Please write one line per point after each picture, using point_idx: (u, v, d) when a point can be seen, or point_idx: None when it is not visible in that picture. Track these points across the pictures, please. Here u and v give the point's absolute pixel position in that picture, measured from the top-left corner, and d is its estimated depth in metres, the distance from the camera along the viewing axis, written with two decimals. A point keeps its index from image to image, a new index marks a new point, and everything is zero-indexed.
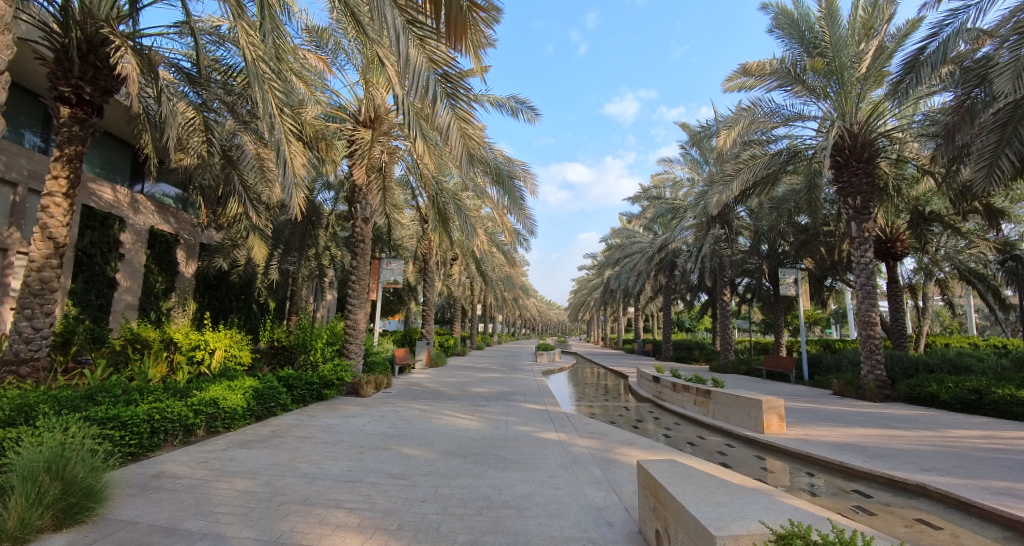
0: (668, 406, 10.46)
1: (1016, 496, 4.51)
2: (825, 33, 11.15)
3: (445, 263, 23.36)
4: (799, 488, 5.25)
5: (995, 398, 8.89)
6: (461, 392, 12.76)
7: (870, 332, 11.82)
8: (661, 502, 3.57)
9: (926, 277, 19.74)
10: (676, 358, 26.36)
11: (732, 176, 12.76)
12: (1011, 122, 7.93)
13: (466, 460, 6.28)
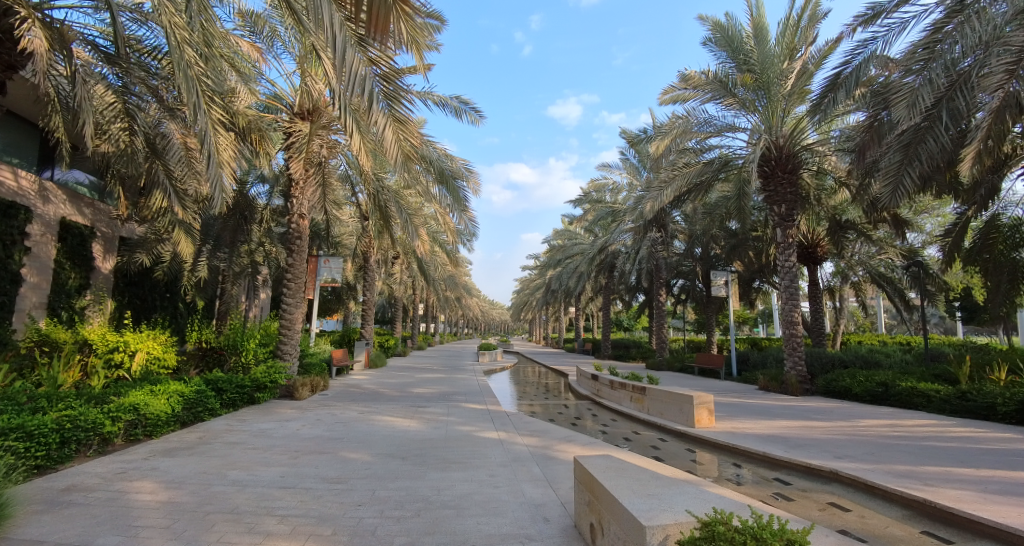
0: (606, 403, 10.72)
1: (914, 478, 4.97)
2: (753, 51, 11.86)
3: (387, 262, 22.91)
4: (725, 477, 5.54)
5: (900, 390, 9.77)
6: (402, 394, 12.53)
7: (793, 331, 12.65)
8: (596, 496, 3.66)
9: (841, 280, 21.41)
10: (615, 357, 27.15)
11: (667, 183, 13.29)
12: (912, 143, 8.69)
13: (405, 462, 6.17)
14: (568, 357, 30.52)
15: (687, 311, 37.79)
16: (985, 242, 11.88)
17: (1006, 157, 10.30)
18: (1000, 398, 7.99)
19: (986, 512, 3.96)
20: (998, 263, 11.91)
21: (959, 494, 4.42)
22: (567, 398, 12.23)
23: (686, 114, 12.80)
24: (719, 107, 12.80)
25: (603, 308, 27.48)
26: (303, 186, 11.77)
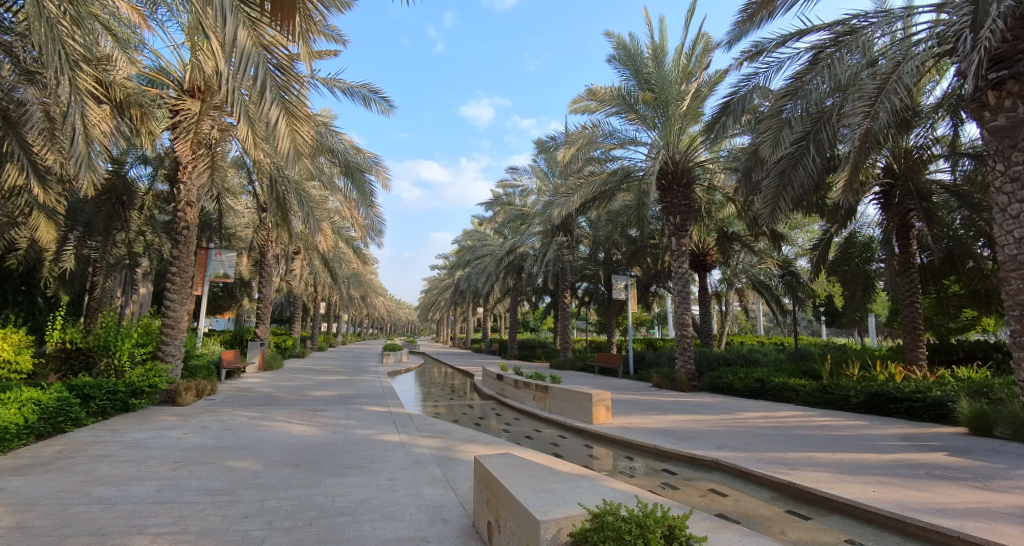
0: (511, 402, 10.92)
1: (779, 463, 5.60)
2: (653, 72, 12.76)
3: (287, 257, 21.58)
4: (619, 470, 5.88)
5: (773, 385, 10.97)
6: (300, 397, 11.86)
7: (684, 333, 13.71)
8: (495, 495, 3.72)
9: (726, 286, 23.61)
10: (521, 357, 27.75)
11: (573, 190, 13.88)
12: (784, 176, 9.76)
13: (299, 469, 5.86)
14: (476, 357, 30.71)
15: (590, 313, 39.52)
16: (845, 256, 13.67)
17: (861, 185, 11.91)
18: (853, 391, 9.24)
19: (834, 489, 4.55)
20: (853, 275, 13.77)
21: (814, 475, 5.04)
22: (473, 399, 12.29)
23: (593, 125, 13.46)
24: (621, 121, 13.61)
25: (510, 308, 27.97)
26: (191, 171, 10.74)
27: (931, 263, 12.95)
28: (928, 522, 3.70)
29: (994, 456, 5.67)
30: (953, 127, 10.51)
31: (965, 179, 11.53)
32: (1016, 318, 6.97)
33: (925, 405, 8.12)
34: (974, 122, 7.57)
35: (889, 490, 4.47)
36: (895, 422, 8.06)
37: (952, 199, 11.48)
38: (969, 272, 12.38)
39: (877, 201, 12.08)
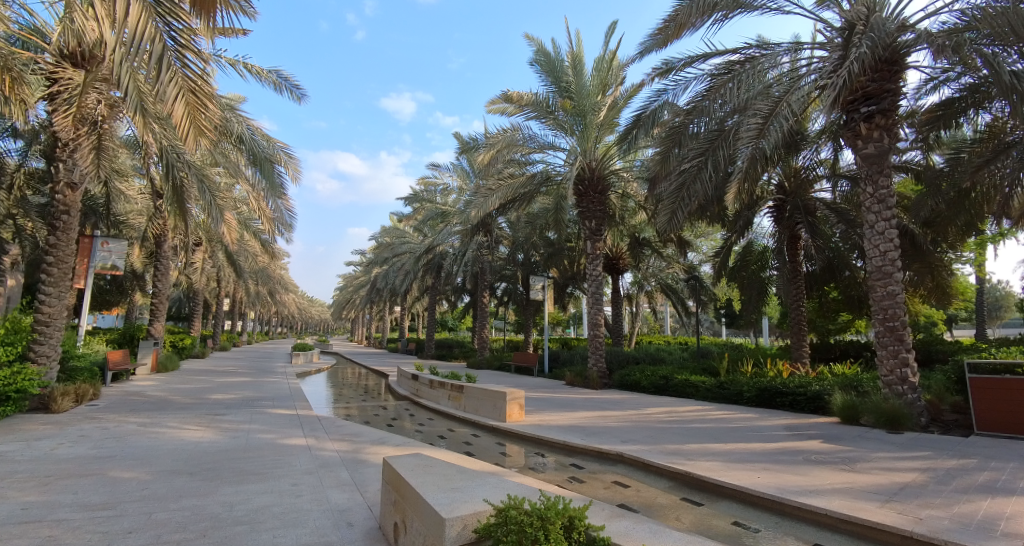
0: (425, 402, 10.82)
1: (677, 454, 6.00)
2: (572, 81, 13.23)
3: (185, 249, 19.81)
4: (528, 466, 6.00)
5: (676, 382, 11.76)
6: (197, 401, 10.96)
7: (596, 333, 14.30)
8: (402, 496, 3.71)
9: (637, 289, 24.94)
10: (438, 356, 27.57)
11: (492, 191, 14.01)
12: (682, 186, 10.35)
13: (194, 477, 5.43)
14: (392, 357, 30.01)
15: (509, 314, 40.03)
16: (742, 263, 14.96)
17: (758, 199, 13.05)
18: (745, 386, 10.11)
19: (723, 476, 4.95)
20: (749, 280, 15.08)
21: (708, 464, 5.43)
22: (386, 400, 12.00)
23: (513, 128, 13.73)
24: (541, 126, 13.94)
25: (428, 307, 27.68)
26: (71, 149, 9.57)
27: (814, 271, 14.43)
28: (800, 502, 4.14)
29: (857, 441, 6.45)
30: (833, 151, 11.85)
31: (842, 198, 13.04)
32: (880, 320, 7.95)
33: (806, 398, 9.06)
34: (848, 149, 8.56)
35: (771, 475, 4.95)
36: (781, 414, 8.93)
37: (832, 215, 12.91)
38: (845, 280, 13.94)
39: (771, 214, 13.31)
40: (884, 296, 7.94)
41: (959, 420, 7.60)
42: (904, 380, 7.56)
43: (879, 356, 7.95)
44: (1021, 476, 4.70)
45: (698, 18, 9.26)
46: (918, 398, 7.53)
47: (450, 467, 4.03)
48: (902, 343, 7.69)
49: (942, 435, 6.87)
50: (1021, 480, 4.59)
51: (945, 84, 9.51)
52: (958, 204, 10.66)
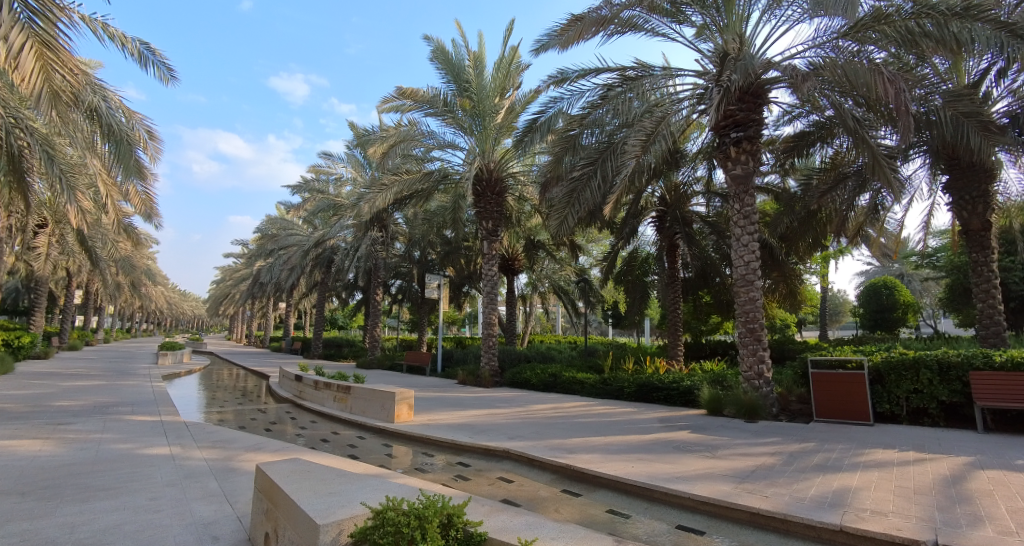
0: (308, 405, 10.23)
1: (561, 448, 6.22)
2: (472, 80, 13.33)
3: (19, 231, 16.84)
4: (413, 467, 5.79)
5: (564, 379, 12.28)
6: (31, 408, 9.38)
7: (490, 332, 14.45)
8: (275, 504, 3.51)
9: (531, 289, 25.63)
10: (327, 355, 26.29)
11: (387, 187, 13.64)
12: (573, 192, 10.62)
13: (24, 498, 4.65)
14: (274, 357, 28.01)
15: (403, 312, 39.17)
16: (628, 267, 16.02)
17: (643, 208, 14.09)
18: (626, 382, 10.86)
19: (601, 467, 5.23)
20: (633, 284, 16.10)
21: (587, 457, 5.69)
22: (265, 403, 11.18)
23: (410, 124, 13.54)
24: (439, 124, 13.95)
25: (317, 304, 26.21)
26: None
27: (690, 278, 15.70)
28: (667, 488, 4.49)
29: (721, 431, 7.17)
30: (708, 170, 13.11)
31: (714, 213, 14.48)
32: (742, 323, 8.92)
33: (679, 393, 9.94)
34: (720, 169, 9.47)
35: (645, 464, 5.32)
36: (656, 408, 9.70)
37: (707, 227, 14.30)
38: (716, 286, 15.42)
39: (654, 223, 14.46)
40: (747, 301, 8.92)
41: (801, 409, 8.78)
42: (760, 375, 8.55)
43: (740, 354, 8.91)
44: (846, 455, 5.55)
45: (593, 32, 9.59)
46: (771, 390, 8.57)
47: (331, 474, 3.85)
48: (760, 342, 8.70)
49: (788, 423, 7.89)
50: (846, 457, 5.41)
51: (798, 118, 10.89)
52: (807, 222, 12.31)
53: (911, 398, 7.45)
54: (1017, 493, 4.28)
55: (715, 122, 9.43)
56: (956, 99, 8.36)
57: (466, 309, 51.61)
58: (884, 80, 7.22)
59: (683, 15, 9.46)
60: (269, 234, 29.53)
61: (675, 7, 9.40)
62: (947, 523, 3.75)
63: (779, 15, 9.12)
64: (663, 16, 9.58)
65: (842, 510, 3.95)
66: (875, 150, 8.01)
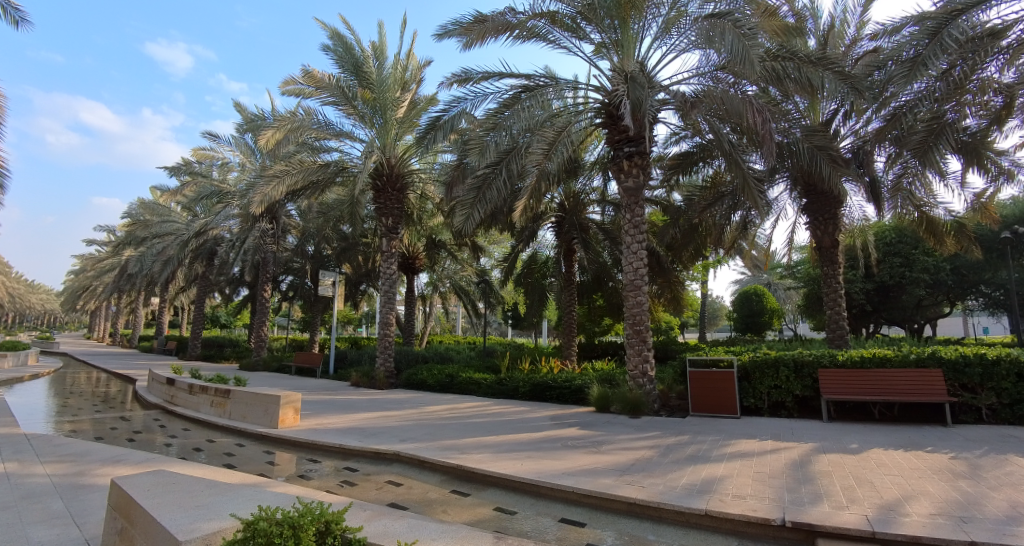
0: (179, 411, 9.29)
1: (453, 448, 6.11)
2: (372, 73, 12.90)
3: None
4: (295, 475, 5.25)
5: (460, 379, 12.30)
6: None
7: (386, 332, 14.13)
8: (131, 521, 3.16)
9: (432, 289, 25.39)
10: (205, 357, 24.15)
11: (278, 175, 12.81)
12: (481, 190, 10.49)
13: None
14: (141, 358, 25.19)
15: (296, 310, 36.97)
16: (527, 270, 16.29)
17: (543, 214, 14.68)
18: (521, 382, 11.15)
19: (492, 466, 5.24)
20: (532, 286, 16.23)
21: (477, 455, 5.71)
22: (128, 410, 10.04)
23: (306, 112, 13.02)
24: (337, 112, 13.41)
25: (197, 300, 23.97)
26: None
27: (586, 281, 15.84)
28: (555, 484, 4.62)
29: (607, 427, 7.56)
30: (602, 181, 13.89)
31: (608, 221, 15.28)
32: (630, 324, 9.42)
33: (570, 391, 10.37)
34: (614, 180, 9.99)
35: (534, 461, 5.45)
36: (548, 406, 10.01)
37: (601, 234, 15.00)
38: (608, 289, 15.63)
39: (553, 229, 15.10)
40: (635, 305, 9.46)
41: (680, 405, 9.50)
42: (644, 373, 9.12)
43: (627, 354, 9.42)
44: (714, 446, 6.09)
45: (496, 36, 9.72)
46: (653, 387, 9.18)
47: (199, 485, 3.54)
48: (645, 343, 9.25)
49: (667, 417, 8.50)
50: (715, 448, 5.94)
51: (683, 139, 11.85)
52: (689, 235, 13.33)
53: (771, 392, 8.34)
54: (849, 472, 4.97)
55: (610, 135, 9.93)
56: (812, 133, 9.53)
57: (364, 309, 49.84)
58: (755, 110, 8.07)
59: (582, 32, 9.80)
60: (141, 220, 26.48)
61: (575, 23, 9.72)
62: (793, 502, 4.25)
63: (667, 42, 9.78)
64: (564, 31, 9.91)
65: (709, 496, 4.33)
66: (746, 173, 8.93)
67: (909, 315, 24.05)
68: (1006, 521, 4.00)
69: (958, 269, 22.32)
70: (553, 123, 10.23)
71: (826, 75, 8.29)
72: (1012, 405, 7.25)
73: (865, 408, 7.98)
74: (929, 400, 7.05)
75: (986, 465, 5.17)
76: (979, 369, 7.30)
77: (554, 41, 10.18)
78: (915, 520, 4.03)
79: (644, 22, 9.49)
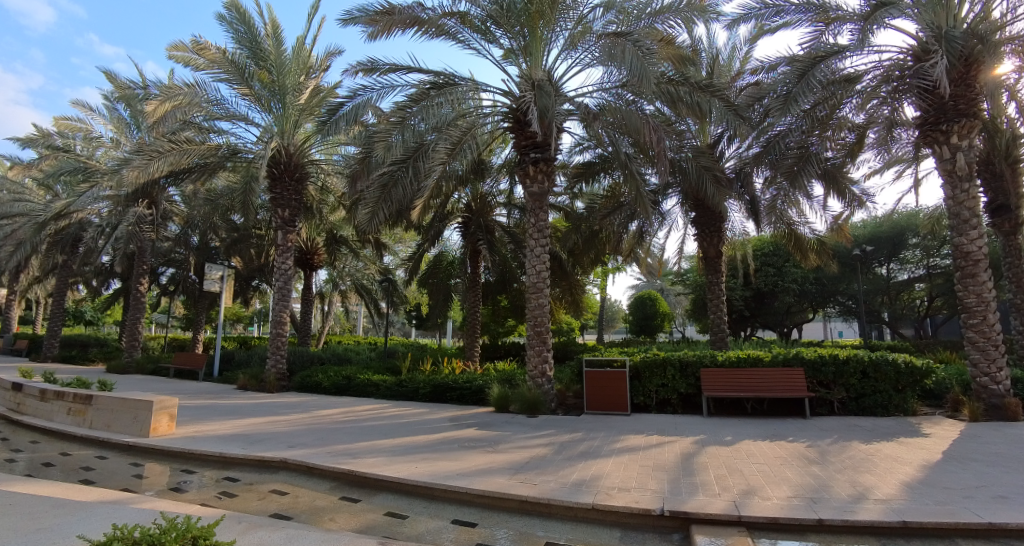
0: (26, 421, 8.16)
1: (346, 453, 5.92)
2: (272, 53, 12.10)
3: None
4: (167, 488, 4.82)
5: (358, 382, 11.98)
6: None
7: (279, 331, 13.40)
8: None
9: (331, 287, 24.81)
10: (63, 358, 21.48)
11: (158, 153, 11.59)
12: (387, 186, 10.22)
13: None
14: None
15: (179, 306, 33.81)
16: (433, 269, 16.16)
17: (449, 214, 14.70)
18: (422, 383, 11.08)
19: (386, 470, 5.15)
20: (436, 287, 16.21)
21: (371, 459, 5.60)
22: None
23: (192, 86, 11.98)
24: (230, 91, 12.50)
25: (56, 292, 21.23)
26: None
27: (490, 282, 16.21)
28: (449, 486, 4.64)
29: (504, 427, 7.70)
30: (509, 185, 14.22)
31: (514, 224, 15.53)
32: (531, 326, 9.65)
33: (471, 392, 10.52)
34: (520, 184, 10.10)
35: (430, 464, 5.44)
36: (447, 407, 10.05)
37: (507, 237, 14.88)
38: (512, 291, 16.12)
39: (460, 228, 15.19)
40: (536, 306, 9.73)
41: (575, 403, 9.92)
42: (543, 373, 9.41)
43: (528, 355, 9.65)
44: (605, 442, 6.44)
45: (404, 29, 9.50)
46: (551, 387, 9.51)
47: (42, 506, 3.16)
48: (545, 344, 9.52)
49: (562, 416, 8.85)
50: (605, 444, 6.27)
51: (586, 150, 12.38)
52: (590, 240, 14.05)
53: (659, 390, 8.97)
54: (722, 462, 5.48)
55: (516, 140, 10.06)
56: (700, 153, 10.30)
57: (257, 305, 46.57)
58: (651, 128, 8.62)
59: (491, 35, 9.83)
60: None
61: (485, 25, 9.75)
62: (672, 492, 4.61)
63: (573, 56, 10.05)
64: (474, 32, 9.92)
65: (597, 490, 4.57)
66: (640, 185, 9.48)
67: (779, 320, 26.95)
68: (846, 500, 4.63)
69: (820, 280, 25.39)
70: (461, 124, 10.17)
71: (714, 101, 8.96)
72: (858, 398, 8.36)
73: (740, 403, 8.82)
74: (792, 396, 7.94)
75: (833, 451, 5.94)
76: (833, 367, 8.33)
77: (463, 39, 10.10)
78: (775, 502, 4.53)
79: (553, 32, 9.66)
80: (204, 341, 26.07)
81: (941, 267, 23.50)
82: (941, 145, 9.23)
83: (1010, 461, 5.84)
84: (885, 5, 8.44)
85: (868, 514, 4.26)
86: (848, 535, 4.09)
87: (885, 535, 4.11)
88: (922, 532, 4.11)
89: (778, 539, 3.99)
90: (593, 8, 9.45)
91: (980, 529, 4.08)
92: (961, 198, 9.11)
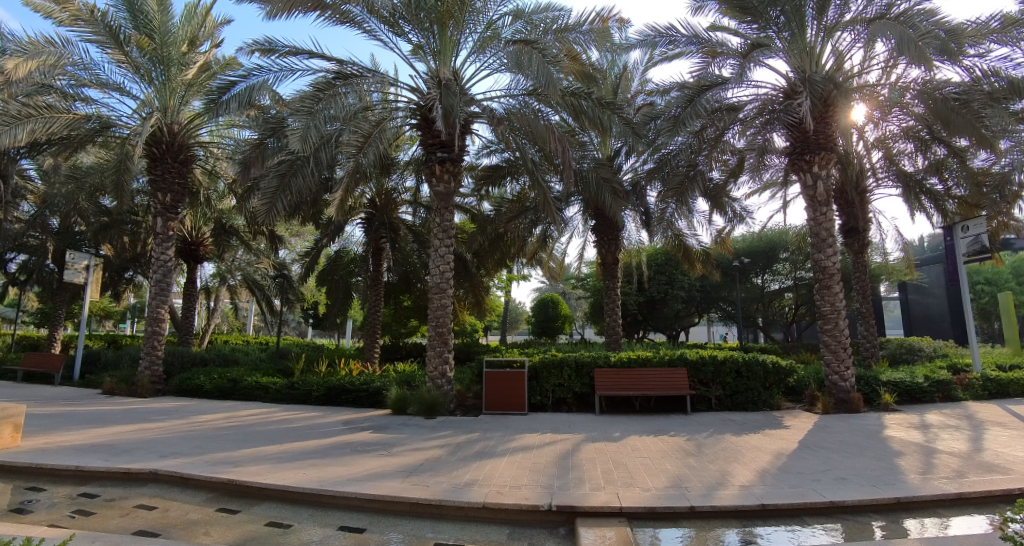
0: None
1: (226, 462, 5.60)
2: (156, 18, 11.01)
3: None
4: (7, 510, 4.29)
5: (245, 385, 11.32)
6: None
7: (156, 329, 12.26)
8: None
9: (219, 281, 23.27)
10: None
11: (11, 119, 10.08)
12: (288, 176, 9.75)
13: None
14: None
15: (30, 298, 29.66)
16: (333, 266, 15.67)
17: (354, 208, 14.18)
18: (315, 386, 10.71)
19: (270, 478, 4.95)
20: (335, 284, 15.74)
21: (254, 467, 5.35)
22: None
23: (54, 46, 10.53)
24: (102, 55, 11.14)
25: None
26: None
27: (393, 282, 15.90)
28: (337, 493, 4.57)
29: (400, 430, 7.67)
30: (415, 182, 14.14)
31: (420, 222, 15.43)
32: (433, 327, 9.61)
33: (367, 394, 10.39)
34: (426, 183, 9.97)
35: (318, 470, 5.30)
36: (341, 410, 9.81)
37: (410, 235, 15.13)
38: (416, 291, 16.02)
39: (363, 224, 14.73)
40: (438, 307, 9.71)
41: (474, 403, 10.09)
42: (443, 374, 9.48)
43: (429, 356, 9.64)
44: (501, 441, 6.64)
45: (304, 12, 9.02)
46: (451, 388, 9.60)
47: None
48: (446, 345, 9.55)
49: (461, 417, 8.97)
50: (499, 444, 6.46)
51: (493, 154, 12.56)
52: (495, 243, 14.15)
53: (556, 389, 9.37)
54: (608, 457, 5.87)
55: (424, 138, 9.95)
56: (601, 165, 10.81)
57: (131, 297, 41.84)
58: (555, 138, 8.92)
59: (400, 29, 9.61)
60: None
61: (394, 18, 9.53)
62: (559, 488, 4.87)
63: (480, 60, 10.07)
64: (381, 22, 9.63)
65: (488, 490, 4.70)
66: (546, 191, 9.69)
67: (669, 323, 29.03)
68: (714, 487, 5.15)
69: (705, 286, 27.68)
70: (367, 117, 9.88)
71: (614, 118, 9.45)
72: (732, 395, 9.27)
73: (630, 401, 9.46)
74: (675, 393, 8.64)
75: (708, 444, 6.56)
76: (711, 367, 9.16)
77: (369, 29, 9.81)
78: (653, 493, 4.93)
79: (462, 32, 9.60)
80: (63, 341, 23.34)
81: (805, 278, 26.53)
82: (805, 173, 10.29)
83: (851, 447, 6.80)
84: (761, 46, 9.39)
85: (731, 498, 4.77)
86: (714, 519, 4.56)
87: (745, 516, 4.62)
88: (777, 513, 4.67)
89: (652, 527, 4.36)
90: (502, 15, 9.56)
91: (822, 508, 4.71)
92: (820, 220, 10.30)
